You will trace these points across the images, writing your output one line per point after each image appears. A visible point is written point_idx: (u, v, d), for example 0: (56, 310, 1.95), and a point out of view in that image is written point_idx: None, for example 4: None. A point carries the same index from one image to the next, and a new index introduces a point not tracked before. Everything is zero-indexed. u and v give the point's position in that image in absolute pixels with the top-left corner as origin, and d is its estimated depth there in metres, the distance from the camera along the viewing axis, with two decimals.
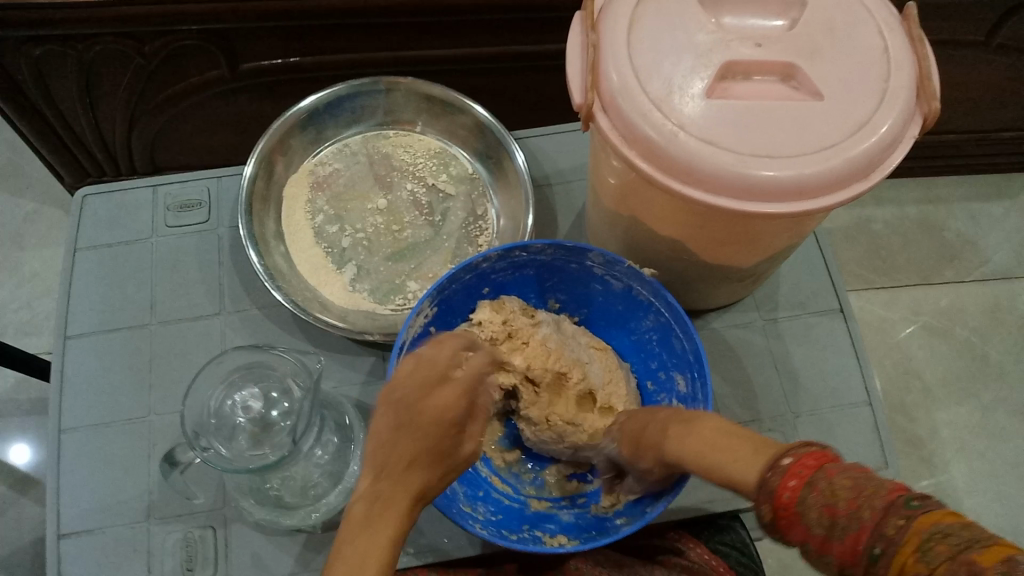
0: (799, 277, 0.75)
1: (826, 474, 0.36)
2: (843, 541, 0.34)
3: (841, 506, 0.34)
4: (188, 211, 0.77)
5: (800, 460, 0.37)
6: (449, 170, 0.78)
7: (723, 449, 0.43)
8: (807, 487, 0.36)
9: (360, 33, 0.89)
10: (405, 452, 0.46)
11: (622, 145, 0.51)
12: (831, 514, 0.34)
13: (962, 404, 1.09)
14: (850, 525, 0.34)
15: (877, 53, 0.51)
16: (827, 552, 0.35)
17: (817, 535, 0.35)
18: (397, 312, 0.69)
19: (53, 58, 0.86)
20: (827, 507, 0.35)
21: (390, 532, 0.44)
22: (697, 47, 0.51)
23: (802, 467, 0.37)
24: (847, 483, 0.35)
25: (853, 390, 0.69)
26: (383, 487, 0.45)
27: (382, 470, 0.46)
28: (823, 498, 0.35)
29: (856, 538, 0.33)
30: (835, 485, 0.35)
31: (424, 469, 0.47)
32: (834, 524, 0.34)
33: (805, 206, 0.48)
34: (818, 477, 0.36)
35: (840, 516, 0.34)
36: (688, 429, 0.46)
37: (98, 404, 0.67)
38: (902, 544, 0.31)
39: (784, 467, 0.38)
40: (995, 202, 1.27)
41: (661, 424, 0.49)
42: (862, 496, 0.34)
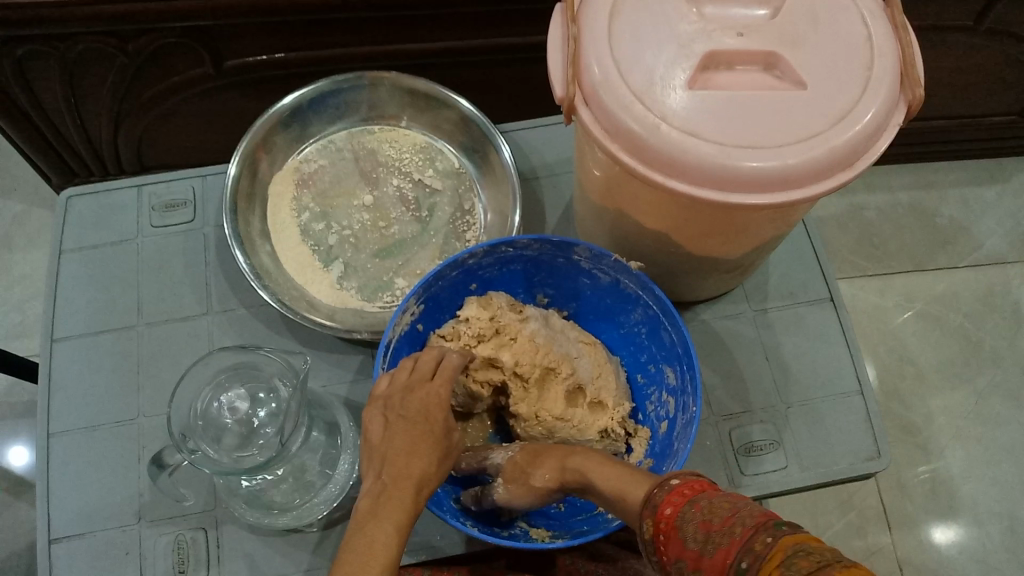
0: (788, 267, 0.74)
1: (706, 496, 0.39)
2: (712, 555, 0.35)
3: (716, 521, 0.36)
4: (174, 211, 0.76)
5: (686, 482, 0.41)
6: (435, 164, 0.78)
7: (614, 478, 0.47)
8: (688, 503, 0.38)
9: (345, 28, 0.88)
10: (403, 445, 0.48)
11: (603, 138, 0.51)
12: (705, 529, 0.36)
13: (957, 390, 1.09)
14: (721, 538, 0.35)
15: (860, 41, 0.50)
16: (698, 569, 0.36)
17: (690, 551, 0.37)
18: (386, 309, 0.69)
19: (36, 58, 0.86)
20: (702, 522, 0.37)
21: (397, 517, 0.45)
22: (679, 38, 0.51)
23: (686, 489, 0.40)
24: (724, 503, 0.37)
25: (845, 378, 0.68)
26: (388, 481, 0.46)
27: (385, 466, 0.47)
28: (701, 515, 0.37)
29: (726, 552, 0.35)
30: (714, 504, 0.37)
31: (421, 458, 0.48)
32: (708, 539, 0.36)
33: (788, 197, 0.48)
34: (700, 496, 0.38)
35: (713, 531, 0.36)
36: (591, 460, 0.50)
37: (86, 407, 0.67)
38: (767, 559, 0.33)
39: (670, 486, 0.41)
40: (987, 186, 1.26)
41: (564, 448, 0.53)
42: (736, 514, 0.36)
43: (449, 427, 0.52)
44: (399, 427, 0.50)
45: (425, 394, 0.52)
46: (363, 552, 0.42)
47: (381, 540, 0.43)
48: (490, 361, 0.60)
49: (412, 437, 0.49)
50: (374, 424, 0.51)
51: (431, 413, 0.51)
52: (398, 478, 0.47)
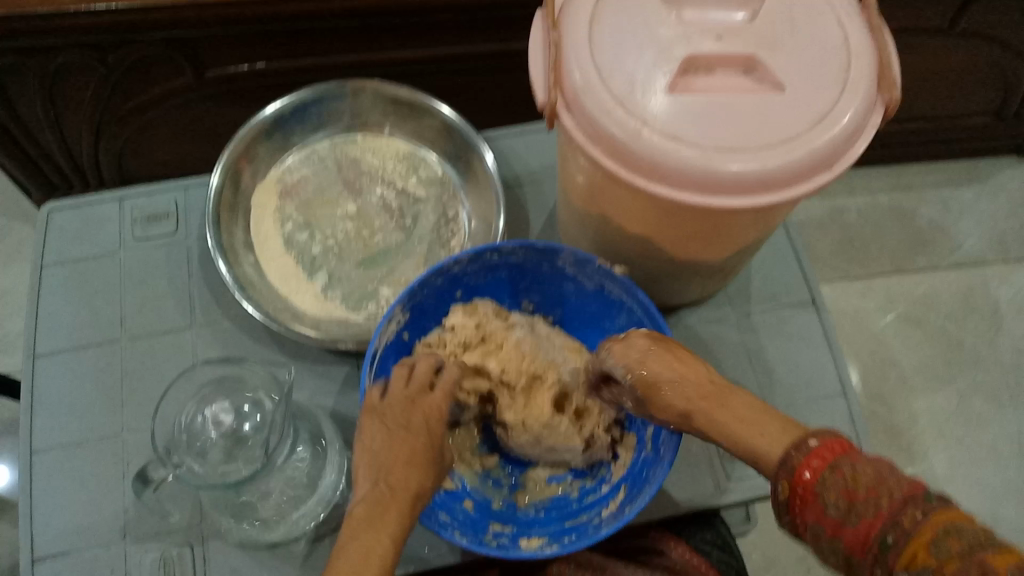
0: (771, 270, 0.75)
1: (849, 460, 0.39)
2: (857, 525, 0.37)
3: (861, 492, 0.38)
4: (156, 223, 0.76)
5: (824, 442, 0.41)
6: (419, 172, 0.78)
7: (751, 423, 0.45)
8: (830, 468, 0.39)
9: (326, 38, 0.88)
10: (402, 454, 0.49)
11: (585, 143, 0.51)
12: (849, 497, 0.38)
13: (940, 389, 1.10)
14: (866, 510, 0.37)
15: (838, 44, 0.51)
16: (837, 536, 0.38)
17: (830, 518, 0.39)
18: (370, 319, 0.69)
19: (15, 70, 0.85)
20: (845, 491, 0.38)
21: (394, 530, 0.45)
22: (659, 43, 0.51)
23: (825, 450, 0.40)
24: (868, 470, 0.39)
25: (828, 381, 0.69)
26: (385, 490, 0.47)
27: (382, 473, 0.48)
28: (843, 483, 0.39)
29: (871, 524, 0.37)
30: (857, 471, 0.39)
31: (418, 470, 0.49)
32: (851, 509, 0.38)
33: (770, 199, 0.48)
34: (843, 461, 0.39)
35: (858, 501, 0.38)
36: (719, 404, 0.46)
37: (69, 422, 0.66)
38: (915, 535, 0.35)
39: (809, 447, 0.41)
40: (965, 186, 1.27)
41: (683, 389, 0.48)
42: (883, 486, 0.38)
43: (442, 444, 0.53)
44: (398, 436, 0.50)
45: (424, 405, 0.53)
46: (362, 560, 0.42)
47: (380, 551, 0.43)
48: (477, 369, 0.61)
49: (412, 447, 0.50)
50: (372, 433, 0.51)
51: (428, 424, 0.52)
52: (395, 487, 0.47)
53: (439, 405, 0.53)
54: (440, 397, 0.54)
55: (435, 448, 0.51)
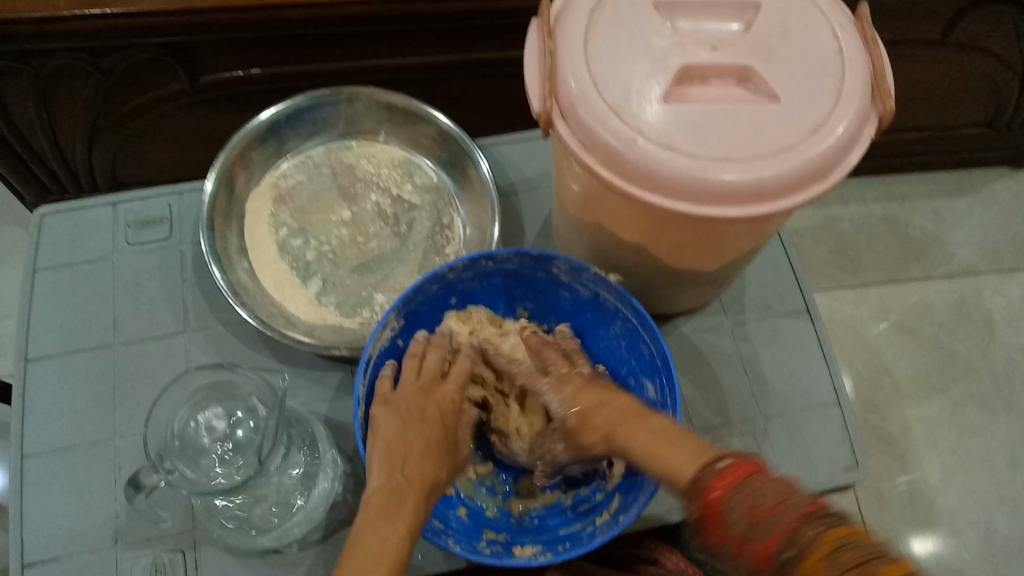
0: (765, 279, 0.75)
1: (757, 481, 0.40)
2: (760, 540, 0.38)
3: (763, 509, 0.39)
4: (150, 228, 0.76)
5: (734, 465, 0.41)
6: (414, 179, 0.78)
7: (670, 444, 0.45)
8: (737, 489, 0.40)
9: (322, 44, 0.88)
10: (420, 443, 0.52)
11: (580, 151, 0.51)
12: (752, 515, 0.39)
13: (933, 399, 1.10)
14: (771, 526, 0.38)
15: (832, 54, 0.51)
16: (742, 551, 0.39)
17: (735, 534, 0.39)
18: (365, 326, 0.69)
19: (9, 74, 0.85)
20: (749, 509, 0.39)
21: (410, 519, 0.47)
22: (654, 53, 0.51)
23: (734, 472, 0.40)
24: (772, 488, 0.39)
25: (822, 389, 0.69)
26: (402, 481, 0.49)
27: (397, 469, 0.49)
28: (748, 501, 0.39)
29: (771, 539, 0.38)
30: (762, 489, 0.39)
31: (433, 461, 0.51)
32: (754, 524, 0.39)
33: (764, 209, 0.49)
34: (749, 481, 0.40)
35: (762, 518, 0.39)
36: (639, 425, 0.48)
37: (60, 427, 0.66)
38: (812, 550, 0.36)
39: (719, 468, 0.41)
40: (958, 197, 1.28)
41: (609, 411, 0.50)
42: (784, 503, 0.39)
43: (455, 437, 0.56)
44: (416, 426, 0.53)
45: (439, 399, 0.56)
46: (378, 551, 0.45)
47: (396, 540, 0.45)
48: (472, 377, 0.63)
49: (428, 437, 0.53)
50: (387, 423, 0.52)
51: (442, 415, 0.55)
52: (414, 475, 0.49)
53: (450, 398, 0.57)
54: (453, 390, 0.58)
55: (448, 441, 0.55)
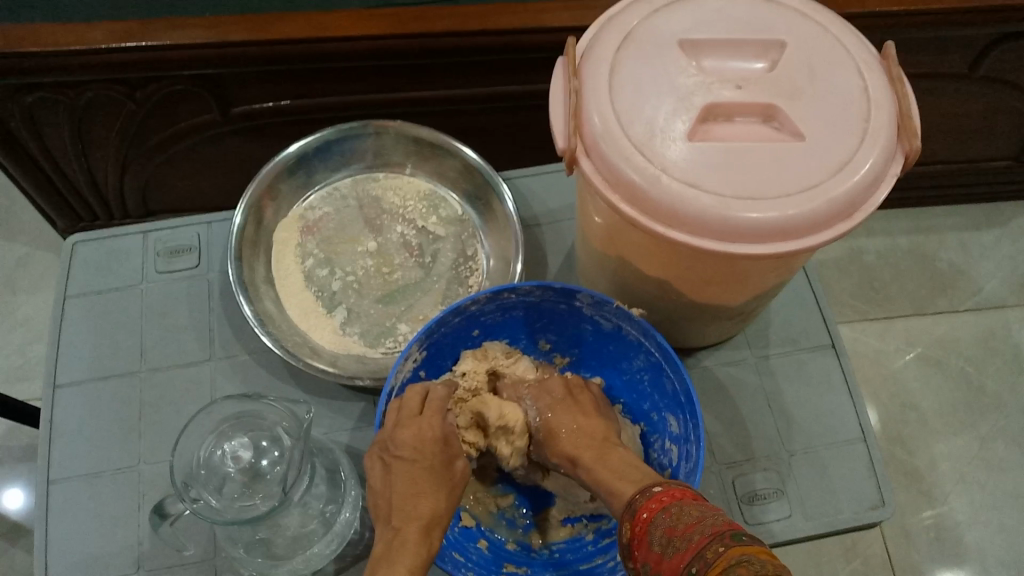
0: (789, 313, 0.75)
1: (679, 504, 0.43)
2: (671, 557, 0.40)
3: (679, 528, 0.41)
4: (178, 257, 0.77)
5: (667, 491, 0.45)
6: (439, 212, 0.78)
7: (619, 474, 0.52)
8: (661, 511, 0.43)
9: (349, 76, 0.90)
10: (406, 486, 0.53)
11: (604, 188, 0.51)
12: (669, 533, 0.41)
13: (961, 435, 1.08)
14: (680, 543, 0.40)
15: (856, 93, 0.51)
16: (658, 569, 0.41)
17: (654, 553, 0.41)
18: (388, 356, 0.69)
19: (46, 105, 0.88)
20: (669, 529, 0.41)
21: (410, 559, 0.48)
22: (679, 90, 0.52)
23: (664, 496, 0.44)
24: (693, 512, 0.41)
25: (848, 426, 0.68)
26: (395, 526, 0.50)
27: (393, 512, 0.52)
28: (669, 522, 0.42)
29: (680, 555, 0.39)
30: (681, 511, 0.42)
31: (428, 495, 0.52)
32: (669, 542, 0.41)
33: (788, 246, 0.49)
34: (672, 504, 0.43)
35: (675, 536, 0.40)
36: (601, 458, 0.54)
37: (87, 453, 0.67)
38: (708, 563, 0.37)
39: (651, 493, 0.46)
40: (985, 230, 1.27)
41: (576, 440, 0.57)
42: (698, 522, 0.40)
43: (448, 456, 0.55)
44: (398, 469, 0.53)
45: (420, 427, 0.55)
46: None
47: None
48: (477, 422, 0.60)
49: (411, 474, 0.53)
50: (376, 469, 0.55)
51: (425, 442, 0.54)
52: (405, 516, 0.51)
53: (432, 423, 0.55)
54: (433, 416, 0.56)
55: (439, 466, 0.54)
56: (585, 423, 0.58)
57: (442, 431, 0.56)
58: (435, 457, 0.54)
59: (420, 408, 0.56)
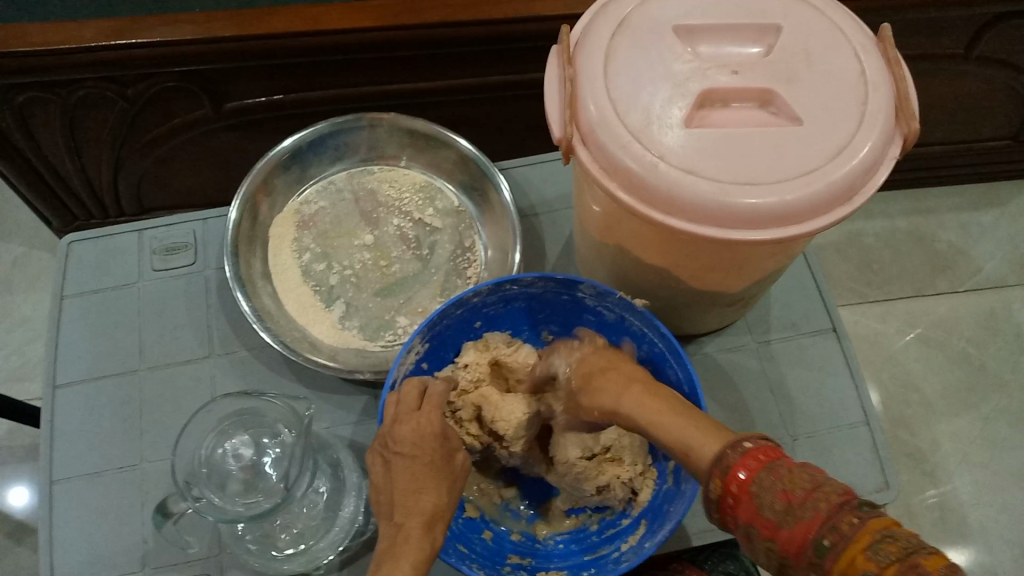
0: (789, 298, 0.74)
1: (785, 464, 0.38)
2: (794, 527, 0.36)
3: (797, 494, 0.36)
4: (175, 254, 0.76)
5: (759, 445, 0.39)
6: (435, 204, 0.78)
7: (681, 417, 0.43)
8: (767, 469, 0.37)
9: (342, 69, 0.89)
10: (407, 481, 0.52)
11: (602, 176, 0.51)
12: (786, 500, 0.36)
13: (963, 416, 1.09)
14: (803, 512, 0.36)
15: (854, 76, 0.51)
16: (772, 536, 0.37)
17: (767, 519, 0.37)
18: (387, 349, 0.69)
19: (38, 104, 0.87)
20: (783, 493, 0.37)
21: (416, 554, 0.48)
22: (675, 77, 0.51)
23: (761, 453, 0.38)
24: (806, 474, 0.37)
25: (850, 410, 0.68)
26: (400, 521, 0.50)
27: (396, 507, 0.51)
28: (781, 485, 0.37)
29: (807, 527, 0.35)
30: (794, 473, 0.37)
31: (431, 488, 0.52)
32: (788, 510, 0.36)
33: (788, 232, 0.49)
34: (779, 464, 0.38)
35: (796, 503, 0.36)
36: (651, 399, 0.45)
37: (89, 453, 0.67)
38: (852, 539, 0.34)
39: (742, 449, 0.39)
40: (984, 210, 1.27)
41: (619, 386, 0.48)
42: (820, 490, 0.36)
43: (449, 450, 0.55)
44: (400, 465, 0.53)
45: (419, 423, 0.54)
46: None
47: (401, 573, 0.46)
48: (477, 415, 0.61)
49: (414, 468, 0.53)
50: (377, 467, 0.55)
51: (425, 437, 0.54)
52: (409, 511, 0.51)
53: (431, 418, 0.55)
54: (432, 411, 0.55)
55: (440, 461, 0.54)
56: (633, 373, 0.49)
57: (442, 425, 0.55)
58: (436, 451, 0.54)
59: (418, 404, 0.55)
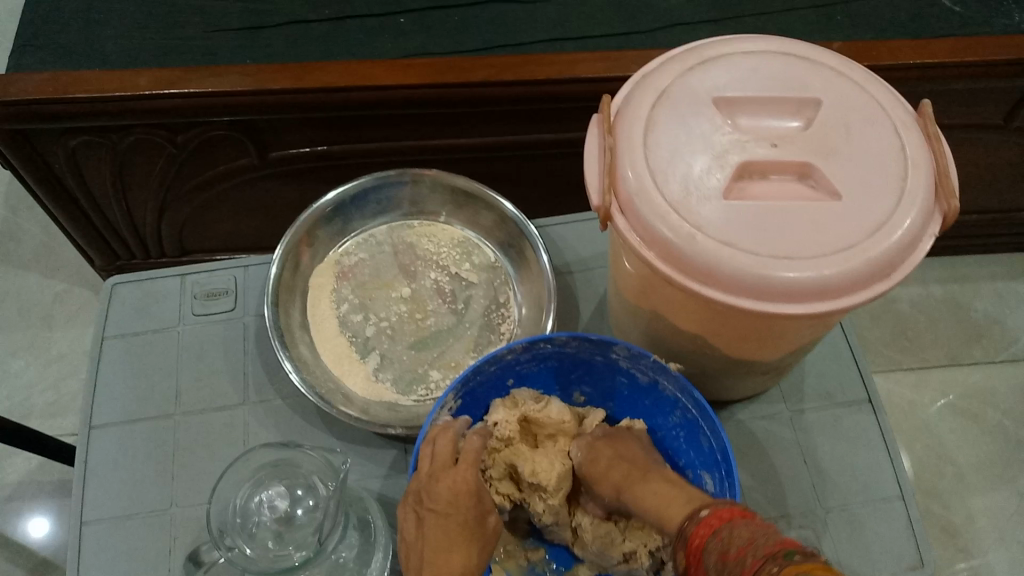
0: (824, 367, 0.74)
1: (729, 526, 0.40)
2: None
3: (731, 552, 0.38)
4: (215, 300, 0.78)
5: (715, 512, 0.43)
6: (472, 259, 0.79)
7: (664, 498, 0.51)
8: (713, 534, 0.41)
9: (386, 124, 0.91)
10: (439, 538, 0.52)
11: (639, 245, 0.52)
12: (723, 559, 0.38)
13: (998, 491, 1.06)
14: (735, 567, 0.37)
15: (894, 152, 0.52)
16: None
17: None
18: (420, 403, 0.69)
19: (89, 147, 0.90)
20: (721, 554, 0.39)
21: None
22: (714, 148, 0.52)
23: (714, 518, 0.42)
24: (745, 533, 0.38)
25: (885, 483, 0.67)
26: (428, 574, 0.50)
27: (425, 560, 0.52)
28: (722, 547, 0.39)
29: None
30: (734, 536, 0.39)
31: (462, 548, 0.52)
32: (724, 568, 0.38)
33: (825, 306, 0.49)
34: (722, 528, 0.40)
35: (730, 560, 0.38)
36: (646, 482, 0.54)
37: (121, 495, 0.67)
38: None
39: (698, 518, 0.43)
40: (1021, 280, 1.25)
41: (622, 472, 0.57)
42: (750, 546, 0.37)
43: (482, 509, 0.55)
44: (432, 522, 0.53)
45: (454, 480, 0.54)
46: None
47: None
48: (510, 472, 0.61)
49: (446, 527, 0.53)
50: (410, 523, 0.55)
51: (459, 496, 0.54)
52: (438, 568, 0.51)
53: (466, 476, 0.55)
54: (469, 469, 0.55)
55: (472, 520, 0.54)
56: (626, 462, 0.57)
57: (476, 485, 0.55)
58: (469, 510, 0.54)
59: (454, 461, 0.55)
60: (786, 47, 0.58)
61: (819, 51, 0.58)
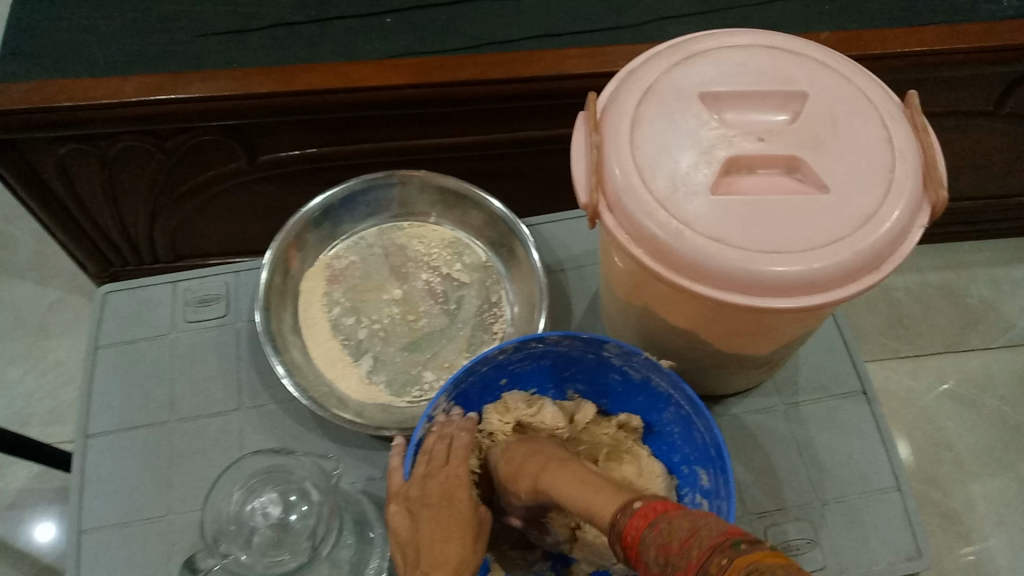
0: (819, 359, 0.74)
1: (667, 517, 0.40)
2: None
3: (675, 544, 0.37)
4: (207, 306, 0.78)
5: (648, 503, 0.42)
6: (463, 259, 0.79)
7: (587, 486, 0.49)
8: (649, 527, 0.40)
9: (376, 125, 0.91)
10: (433, 531, 0.52)
11: (628, 242, 0.52)
12: (665, 552, 0.38)
13: (998, 476, 1.06)
14: (680, 561, 0.36)
15: (881, 143, 0.51)
16: None
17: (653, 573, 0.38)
18: (414, 405, 0.69)
19: (78, 155, 0.90)
20: (661, 546, 0.38)
21: None
22: (701, 143, 0.52)
23: (647, 510, 0.41)
24: (683, 523, 0.38)
25: (881, 474, 0.67)
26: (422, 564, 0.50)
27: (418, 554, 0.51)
28: (660, 539, 0.39)
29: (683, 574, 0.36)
30: (672, 526, 0.38)
31: (454, 540, 0.51)
32: (667, 562, 0.37)
33: (814, 300, 0.48)
34: (659, 519, 0.40)
35: (672, 554, 0.37)
36: (560, 474, 0.52)
37: (116, 504, 0.67)
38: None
39: (632, 510, 0.42)
40: (1017, 265, 1.25)
41: (541, 460, 0.55)
42: (694, 537, 0.36)
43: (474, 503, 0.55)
44: (426, 515, 0.53)
45: (446, 478, 0.56)
46: None
47: None
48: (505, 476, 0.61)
49: (439, 520, 0.53)
50: (402, 522, 0.54)
51: (450, 493, 0.55)
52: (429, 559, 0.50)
53: (458, 473, 0.56)
54: (462, 467, 0.57)
55: (466, 512, 0.54)
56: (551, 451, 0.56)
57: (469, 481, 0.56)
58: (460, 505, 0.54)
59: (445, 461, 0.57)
60: (772, 40, 0.57)
61: (806, 44, 0.57)
